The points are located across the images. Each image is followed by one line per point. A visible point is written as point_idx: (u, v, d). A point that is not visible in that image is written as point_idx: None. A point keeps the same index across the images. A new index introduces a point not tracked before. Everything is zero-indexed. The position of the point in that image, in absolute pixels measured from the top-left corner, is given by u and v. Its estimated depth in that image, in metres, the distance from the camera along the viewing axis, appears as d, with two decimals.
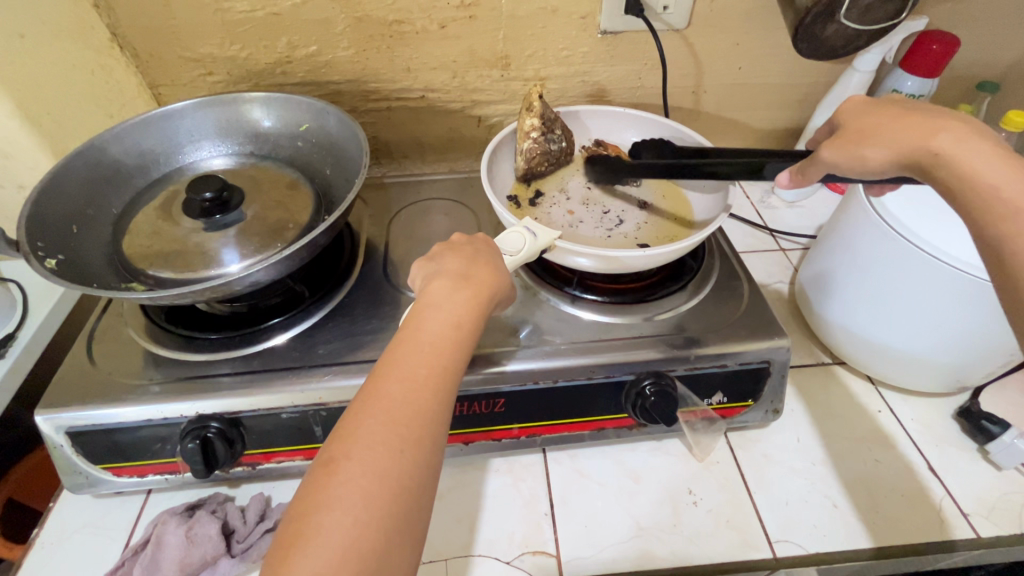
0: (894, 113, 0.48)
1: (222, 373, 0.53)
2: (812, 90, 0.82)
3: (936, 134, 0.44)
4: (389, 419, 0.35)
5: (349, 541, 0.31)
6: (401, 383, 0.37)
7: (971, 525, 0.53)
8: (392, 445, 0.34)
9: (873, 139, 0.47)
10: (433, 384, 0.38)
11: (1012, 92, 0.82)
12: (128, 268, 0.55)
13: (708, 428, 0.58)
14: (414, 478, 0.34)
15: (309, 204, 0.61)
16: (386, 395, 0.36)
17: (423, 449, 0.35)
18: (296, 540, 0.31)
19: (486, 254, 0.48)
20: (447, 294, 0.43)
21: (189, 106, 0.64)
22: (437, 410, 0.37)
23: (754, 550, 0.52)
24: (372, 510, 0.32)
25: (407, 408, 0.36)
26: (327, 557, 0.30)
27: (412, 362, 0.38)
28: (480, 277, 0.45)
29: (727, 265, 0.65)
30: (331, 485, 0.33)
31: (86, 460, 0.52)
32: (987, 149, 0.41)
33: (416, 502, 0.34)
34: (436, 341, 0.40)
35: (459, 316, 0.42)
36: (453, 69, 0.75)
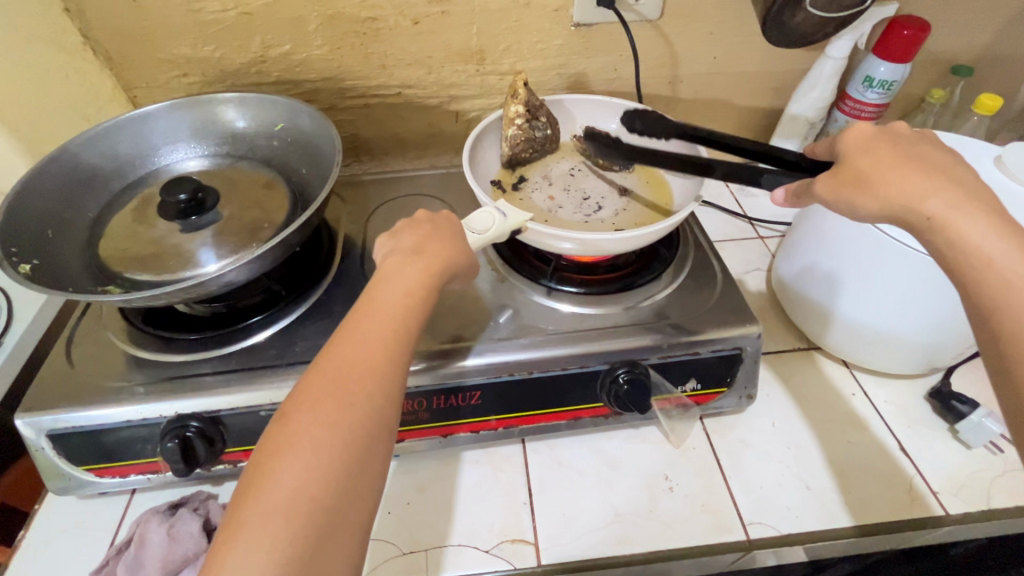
0: (896, 157, 0.45)
1: (202, 372, 0.54)
2: (787, 78, 0.83)
3: (932, 193, 0.42)
4: (343, 373, 0.37)
5: (300, 486, 0.33)
6: (356, 341, 0.39)
7: (940, 502, 0.55)
8: (345, 397, 0.36)
9: (870, 183, 0.44)
10: (384, 346, 0.39)
11: (985, 75, 0.82)
12: (104, 272, 0.55)
13: (683, 414, 0.59)
14: (366, 427, 0.36)
15: (285, 203, 0.62)
16: (340, 354, 0.38)
17: (373, 407, 0.36)
18: (252, 484, 0.33)
19: (444, 229, 0.49)
20: (403, 261, 0.44)
21: (162, 109, 0.64)
22: (390, 365, 0.38)
23: (728, 532, 0.53)
24: (320, 464, 0.34)
25: (361, 363, 0.38)
26: (279, 499, 0.32)
27: (366, 323, 0.40)
28: (435, 251, 0.46)
29: (701, 254, 0.66)
30: (287, 434, 0.35)
31: (69, 462, 0.52)
32: (981, 218, 0.40)
33: (366, 454, 0.35)
34: (390, 304, 0.41)
35: (413, 283, 0.43)
36: (428, 65, 0.75)
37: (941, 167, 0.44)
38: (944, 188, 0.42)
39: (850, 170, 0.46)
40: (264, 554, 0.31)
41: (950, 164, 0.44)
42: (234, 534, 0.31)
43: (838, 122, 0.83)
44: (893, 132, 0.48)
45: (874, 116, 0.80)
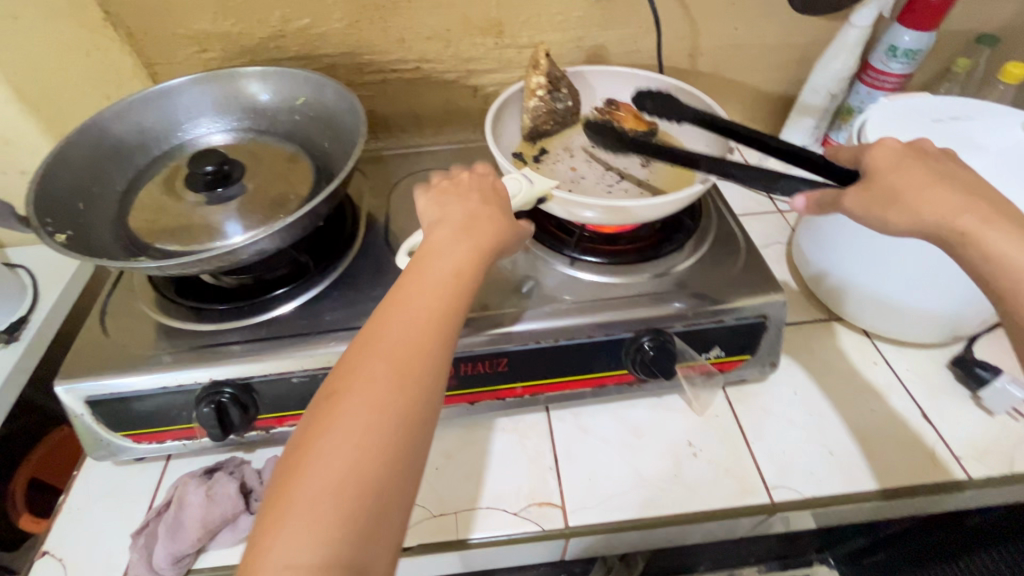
0: (925, 174, 0.44)
1: (234, 341, 0.55)
2: (808, 49, 0.82)
3: (965, 211, 0.41)
4: (391, 352, 0.37)
5: (349, 463, 0.33)
6: (404, 322, 0.39)
7: (963, 467, 0.55)
8: (393, 377, 0.36)
9: (905, 200, 0.43)
10: (433, 326, 0.39)
11: (1011, 44, 0.81)
12: (135, 243, 0.56)
13: (706, 382, 0.59)
14: (412, 409, 0.36)
15: (310, 176, 0.62)
16: (388, 334, 0.38)
17: (423, 385, 0.37)
18: (302, 459, 0.33)
19: (491, 205, 0.49)
20: (451, 243, 0.44)
21: (186, 83, 0.64)
22: (435, 349, 0.38)
23: (752, 495, 0.54)
24: (373, 439, 0.34)
25: (408, 343, 0.38)
26: (329, 475, 0.32)
27: (416, 303, 0.40)
28: (484, 231, 0.46)
29: (723, 225, 0.66)
30: (336, 412, 0.35)
31: (107, 429, 0.54)
32: (1016, 236, 0.40)
33: (416, 432, 0.35)
34: (436, 288, 0.41)
35: (461, 264, 0.43)
36: (446, 38, 0.75)
37: (970, 185, 0.43)
38: (976, 207, 0.41)
39: (881, 186, 0.44)
40: (314, 528, 0.31)
41: (974, 180, 0.44)
42: (285, 507, 0.32)
43: (860, 93, 0.81)
44: (919, 147, 0.47)
45: (895, 88, 0.79)
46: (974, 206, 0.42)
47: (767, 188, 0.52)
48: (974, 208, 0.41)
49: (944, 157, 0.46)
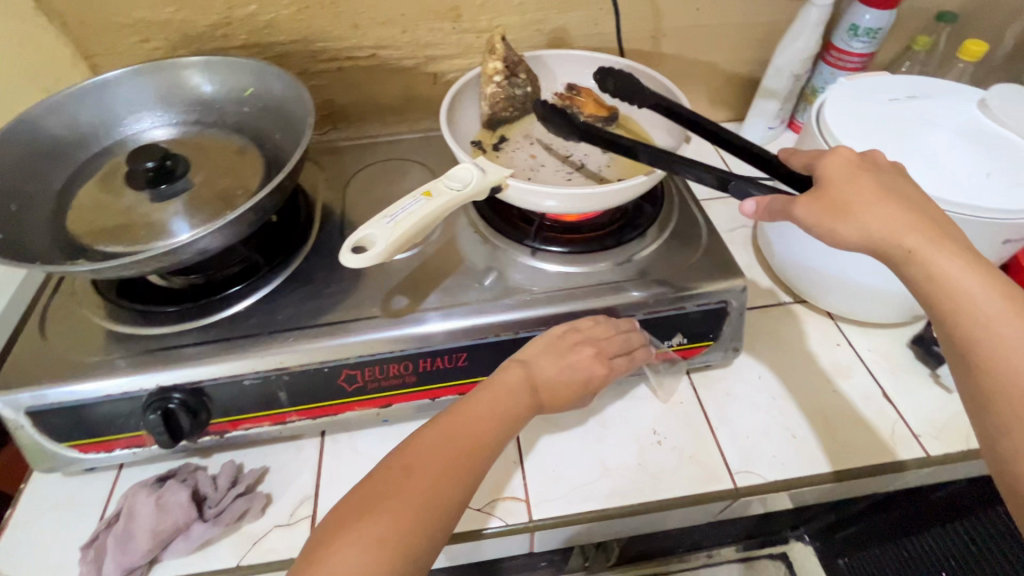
0: (876, 188, 0.43)
1: (183, 344, 0.53)
2: (772, 29, 0.81)
3: (910, 228, 0.42)
4: (453, 440, 0.45)
5: (392, 527, 0.40)
6: (475, 410, 0.47)
7: (921, 445, 0.56)
8: (449, 465, 0.44)
9: (857, 211, 0.42)
10: (491, 428, 0.47)
11: (971, 21, 0.81)
12: (73, 245, 0.53)
13: (670, 369, 0.59)
14: (448, 498, 0.42)
15: (259, 170, 0.60)
16: (461, 421, 0.46)
17: (464, 479, 0.44)
18: (357, 515, 0.40)
19: (602, 341, 0.53)
20: (549, 357, 0.51)
21: (124, 75, 0.61)
22: (485, 450, 0.46)
23: (715, 481, 0.54)
24: (413, 514, 0.41)
25: (467, 435, 0.46)
26: (373, 532, 0.39)
27: (488, 402, 0.48)
28: (589, 332, 0.53)
29: (686, 210, 0.65)
30: (395, 479, 0.42)
31: (51, 440, 0.51)
32: (955, 257, 0.41)
33: (446, 514, 0.42)
34: (512, 396, 0.48)
35: (546, 380, 0.50)
36: (402, 23, 0.72)
37: (916, 202, 0.43)
38: (922, 225, 0.42)
39: (835, 198, 0.44)
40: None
41: (918, 196, 0.44)
42: (333, 548, 0.39)
43: (824, 73, 0.81)
44: (871, 160, 0.46)
45: (858, 68, 0.78)
46: (921, 225, 0.42)
47: (718, 188, 0.50)
48: (921, 227, 0.42)
49: (894, 172, 0.46)
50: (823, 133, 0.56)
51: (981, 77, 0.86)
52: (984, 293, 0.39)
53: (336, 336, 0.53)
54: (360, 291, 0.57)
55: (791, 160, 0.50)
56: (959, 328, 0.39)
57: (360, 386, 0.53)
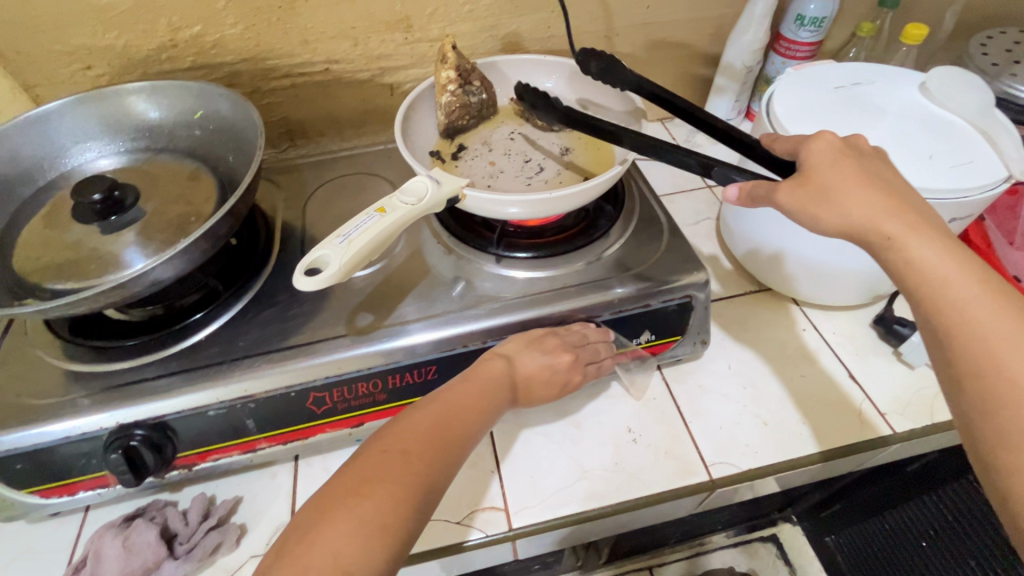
0: (858, 174, 0.43)
1: (142, 378, 0.52)
2: (722, 23, 0.82)
3: (888, 213, 0.41)
4: (439, 426, 0.44)
5: (387, 505, 0.38)
6: (460, 398, 0.47)
7: (888, 423, 0.57)
8: (436, 448, 0.43)
9: (838, 197, 0.42)
10: (473, 416, 0.46)
11: (911, 7, 0.83)
12: (20, 284, 0.51)
13: (640, 366, 0.59)
14: (435, 484, 0.41)
15: (213, 194, 0.58)
16: (445, 408, 0.46)
17: (449, 468, 0.43)
18: (348, 495, 0.39)
19: (582, 345, 0.54)
20: (530, 353, 0.52)
21: (66, 105, 0.59)
22: (467, 440, 0.45)
23: (691, 475, 0.54)
24: (402, 498, 0.39)
25: (451, 420, 0.45)
26: (367, 511, 0.38)
27: (468, 392, 0.47)
28: (569, 335, 0.54)
29: (646, 206, 0.66)
30: (387, 461, 0.41)
31: (9, 488, 0.50)
32: (933, 242, 0.40)
33: (432, 501, 0.41)
34: (491, 386, 0.48)
35: (525, 377, 0.50)
36: (353, 37, 0.72)
37: (898, 190, 0.43)
38: (902, 211, 0.41)
39: (817, 183, 0.43)
40: (344, 555, 0.36)
41: (900, 186, 0.44)
42: (325, 527, 0.37)
43: (775, 63, 0.83)
44: (856, 147, 0.46)
45: (808, 56, 0.80)
46: (902, 212, 0.41)
47: (701, 175, 0.50)
48: (900, 214, 0.41)
49: (881, 161, 0.45)
50: (774, 123, 0.57)
51: (925, 59, 0.88)
52: (960, 276, 0.39)
53: (301, 358, 0.52)
54: (324, 311, 0.56)
55: (773, 144, 0.49)
56: (937, 313, 0.39)
57: (329, 408, 0.53)
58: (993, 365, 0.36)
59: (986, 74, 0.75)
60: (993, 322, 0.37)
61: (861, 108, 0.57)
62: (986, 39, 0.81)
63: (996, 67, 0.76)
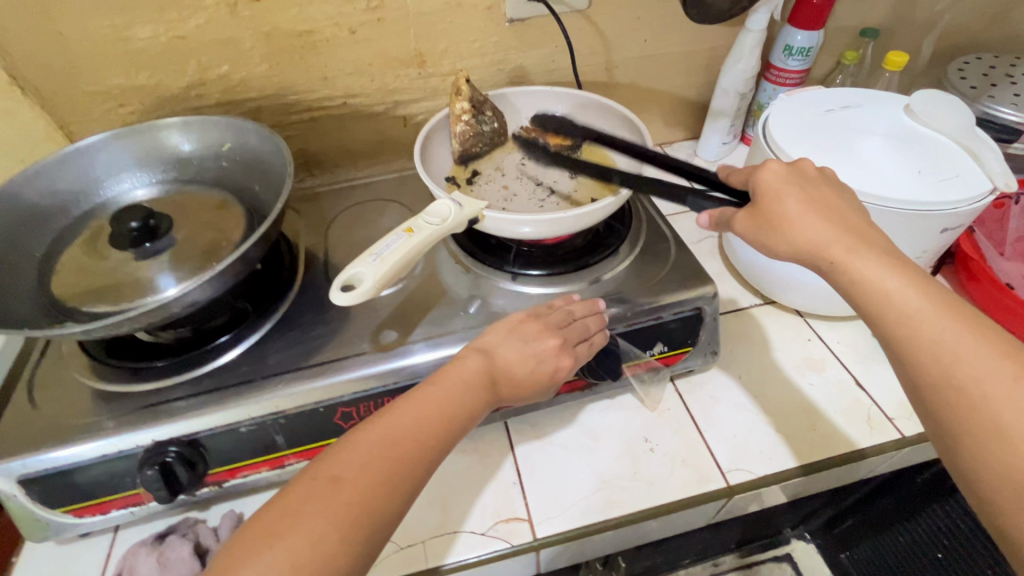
0: (804, 201, 0.46)
1: (173, 398, 0.53)
2: (715, 54, 0.87)
3: (836, 240, 0.44)
4: (417, 423, 0.44)
5: (352, 501, 0.39)
6: (409, 416, 0.44)
7: (897, 427, 0.59)
8: (389, 463, 0.41)
9: (786, 228, 0.46)
10: (426, 437, 0.43)
11: (891, 36, 0.88)
12: (59, 308, 0.54)
13: (654, 377, 0.62)
14: (375, 514, 0.39)
15: (241, 221, 0.61)
16: (422, 405, 0.45)
17: (395, 494, 0.40)
18: (268, 531, 0.37)
19: (567, 322, 0.54)
20: (507, 345, 0.52)
21: (103, 140, 0.63)
22: (419, 462, 0.42)
23: (709, 482, 0.56)
24: (330, 533, 0.37)
25: (430, 416, 0.45)
26: (333, 509, 0.38)
27: (444, 390, 0.47)
28: (548, 317, 0.55)
29: (653, 225, 0.69)
30: (317, 490, 0.39)
31: (44, 508, 0.51)
32: (879, 263, 0.43)
33: (370, 532, 0.39)
34: (448, 400, 0.46)
35: (506, 375, 0.50)
36: (370, 72, 0.76)
37: (844, 216, 0.46)
38: (849, 235, 0.44)
39: (767, 211, 0.47)
40: None
41: (849, 212, 0.46)
42: (289, 525, 0.37)
43: (767, 90, 0.88)
44: (800, 171, 0.49)
45: (797, 83, 0.85)
46: (847, 237, 0.44)
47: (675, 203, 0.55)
48: (846, 237, 0.44)
49: (826, 183, 0.49)
50: (771, 145, 0.61)
51: (906, 84, 0.94)
52: (904, 291, 0.41)
53: (329, 375, 0.54)
54: (349, 330, 0.59)
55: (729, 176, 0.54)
56: (888, 328, 0.41)
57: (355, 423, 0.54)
58: (947, 375, 0.38)
59: (966, 96, 0.80)
60: (945, 334, 0.39)
61: (850, 129, 0.61)
62: (963, 65, 0.86)
63: (974, 90, 0.80)
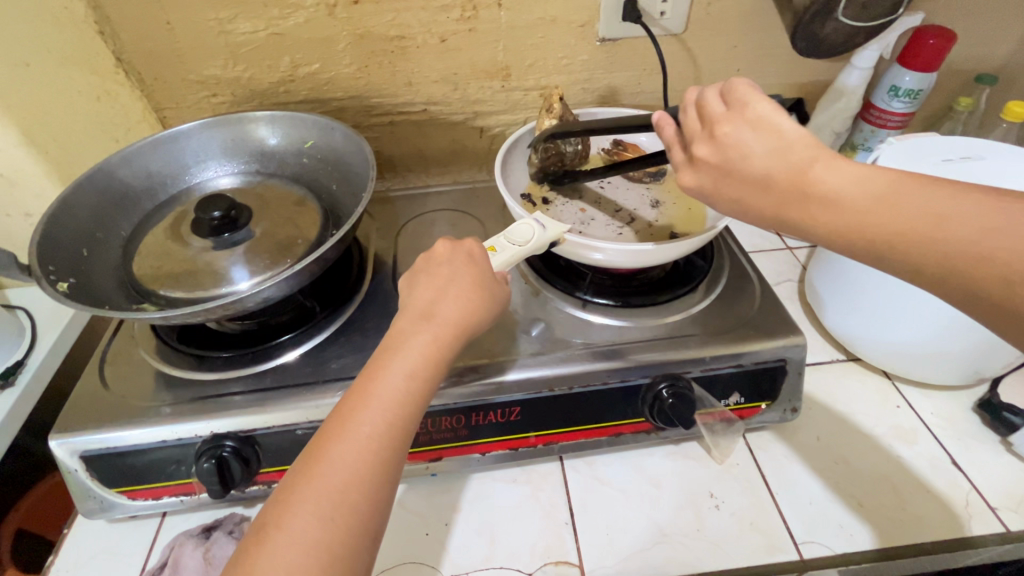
0: (719, 173, 0.42)
1: (234, 392, 0.53)
2: (811, 89, 0.83)
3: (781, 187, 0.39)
4: (370, 421, 0.35)
5: (306, 532, 0.31)
6: (356, 413, 0.36)
7: (999, 519, 0.53)
8: (348, 476, 0.33)
9: (732, 181, 0.41)
10: (387, 433, 0.35)
11: (1011, 83, 0.81)
12: (138, 289, 0.55)
13: (726, 429, 0.57)
14: (345, 547, 0.32)
15: (318, 220, 0.61)
16: (373, 394, 0.36)
17: (364, 515, 0.33)
18: None
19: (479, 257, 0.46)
20: (422, 288, 0.43)
21: (195, 127, 0.64)
22: (382, 463, 0.34)
23: (780, 552, 0.51)
24: None
25: (381, 404, 0.36)
26: (292, 555, 0.31)
27: (390, 366, 0.38)
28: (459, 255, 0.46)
29: (736, 264, 0.65)
30: (265, 539, 0.31)
31: (101, 485, 0.51)
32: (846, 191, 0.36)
33: (348, 568, 0.31)
34: (401, 378, 0.37)
35: (446, 314, 0.41)
36: (453, 82, 0.76)
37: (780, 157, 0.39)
38: (795, 164, 0.38)
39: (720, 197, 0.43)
40: None
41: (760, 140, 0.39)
42: None
43: (863, 131, 0.82)
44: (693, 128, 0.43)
45: (899, 126, 0.79)
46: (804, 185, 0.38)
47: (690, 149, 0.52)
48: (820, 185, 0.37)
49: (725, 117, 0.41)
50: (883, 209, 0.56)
51: None
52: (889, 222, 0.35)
53: None
54: None
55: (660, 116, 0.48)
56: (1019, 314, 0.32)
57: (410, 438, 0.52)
58: None
59: None
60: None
61: None
62: None
63: None
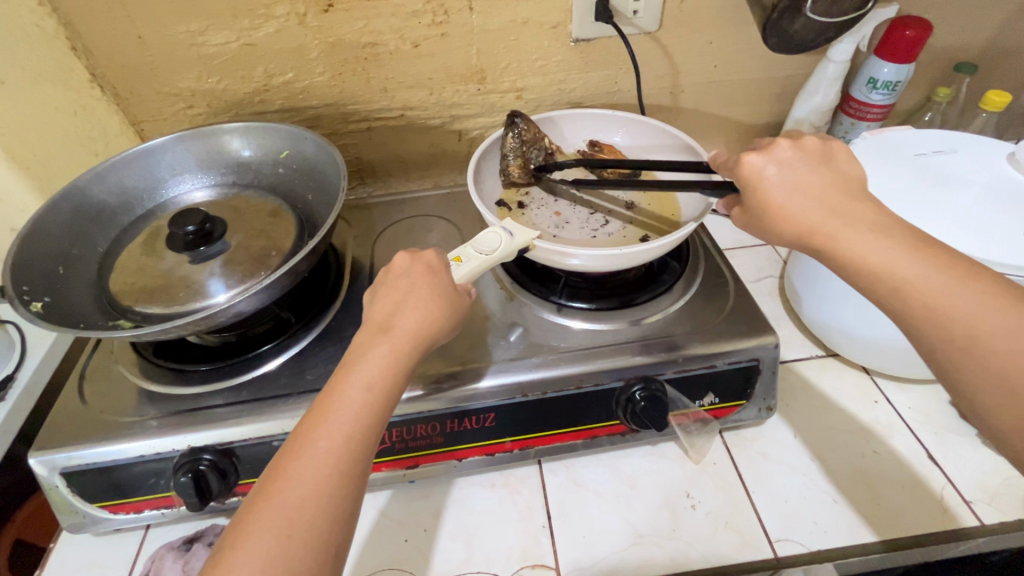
0: (793, 183, 0.43)
1: (214, 404, 0.53)
2: (789, 83, 0.82)
3: (846, 216, 0.40)
4: (329, 437, 0.36)
5: (264, 552, 0.32)
6: (314, 430, 0.36)
7: (974, 513, 0.53)
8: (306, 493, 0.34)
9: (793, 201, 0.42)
10: (345, 449, 0.36)
11: (989, 71, 0.81)
12: (115, 305, 0.55)
13: (701, 429, 0.58)
14: (303, 564, 0.32)
15: (292, 230, 0.61)
16: (332, 410, 0.37)
17: (324, 531, 0.33)
18: None
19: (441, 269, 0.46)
20: (384, 302, 0.44)
21: (169, 141, 0.64)
22: (341, 479, 0.35)
23: (754, 550, 0.51)
24: None
25: (340, 419, 0.36)
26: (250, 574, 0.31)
27: (349, 382, 0.38)
28: (427, 268, 0.46)
29: (711, 263, 0.65)
30: (224, 560, 0.32)
31: (83, 501, 0.52)
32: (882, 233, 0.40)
33: None
34: (360, 393, 0.38)
35: (407, 327, 0.41)
36: (429, 86, 0.76)
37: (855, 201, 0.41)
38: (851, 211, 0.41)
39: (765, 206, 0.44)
40: None
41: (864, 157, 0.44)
42: None
43: (844, 123, 0.82)
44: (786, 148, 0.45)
45: (880, 118, 0.79)
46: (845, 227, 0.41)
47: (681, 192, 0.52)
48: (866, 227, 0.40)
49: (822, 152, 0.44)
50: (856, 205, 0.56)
51: (1004, 125, 0.86)
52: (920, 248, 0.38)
53: None
54: None
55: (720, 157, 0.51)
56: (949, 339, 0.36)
57: (386, 447, 0.53)
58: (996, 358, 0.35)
59: None
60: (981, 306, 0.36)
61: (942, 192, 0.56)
62: None
63: None
